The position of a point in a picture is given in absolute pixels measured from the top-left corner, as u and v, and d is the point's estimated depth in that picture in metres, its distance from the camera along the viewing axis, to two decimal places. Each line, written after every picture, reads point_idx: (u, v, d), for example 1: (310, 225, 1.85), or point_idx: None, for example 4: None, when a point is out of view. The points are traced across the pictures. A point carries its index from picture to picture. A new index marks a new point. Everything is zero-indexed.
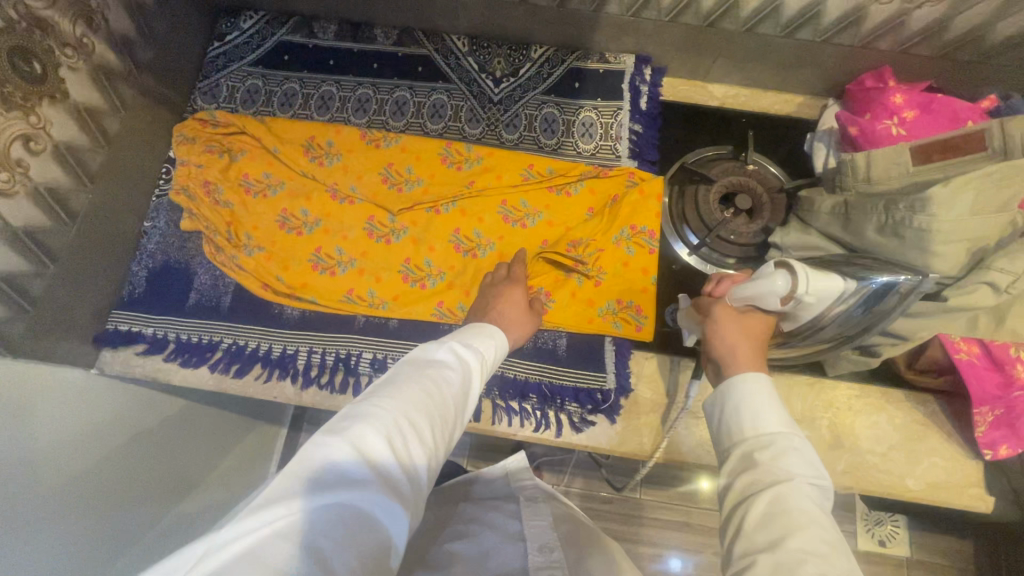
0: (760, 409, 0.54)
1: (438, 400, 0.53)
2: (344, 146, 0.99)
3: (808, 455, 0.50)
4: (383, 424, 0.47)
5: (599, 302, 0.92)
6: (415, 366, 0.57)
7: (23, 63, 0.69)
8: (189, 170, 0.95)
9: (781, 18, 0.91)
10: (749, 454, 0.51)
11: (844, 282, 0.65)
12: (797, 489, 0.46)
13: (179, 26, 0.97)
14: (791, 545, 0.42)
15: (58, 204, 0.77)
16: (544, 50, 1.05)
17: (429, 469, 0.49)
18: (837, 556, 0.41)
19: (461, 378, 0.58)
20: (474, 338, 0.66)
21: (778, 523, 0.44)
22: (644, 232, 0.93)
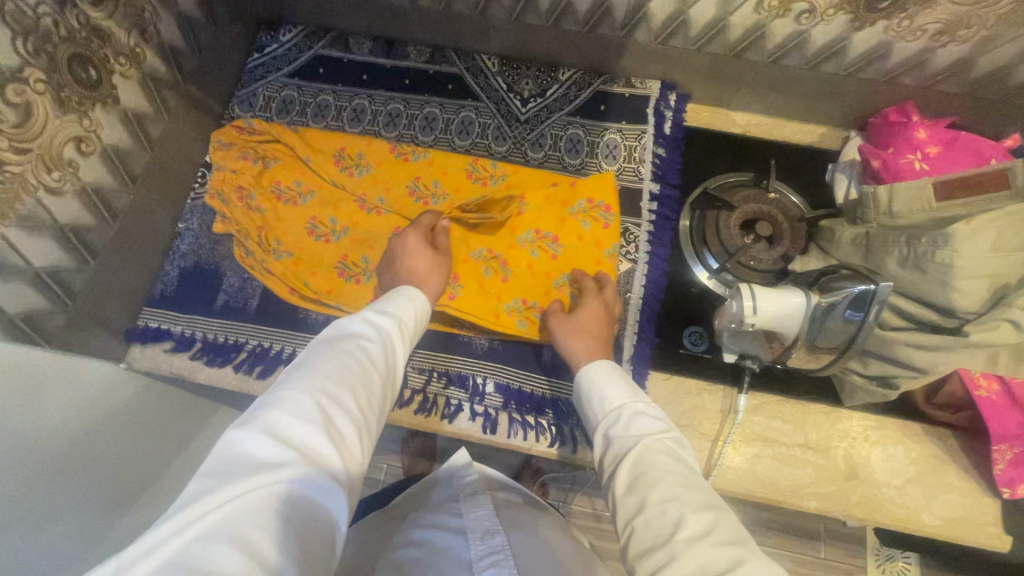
0: (613, 396, 0.72)
1: (353, 373, 0.61)
2: (375, 158, 1.02)
3: (657, 419, 0.68)
4: (303, 409, 0.54)
5: (507, 298, 0.94)
6: (328, 345, 0.64)
7: (82, 70, 0.73)
8: (223, 176, 0.97)
9: (807, 51, 0.92)
10: (612, 438, 0.68)
11: (802, 300, 0.70)
12: (652, 448, 0.63)
13: (223, 37, 1.01)
14: (654, 496, 0.57)
15: (101, 203, 0.80)
16: (571, 73, 1.07)
17: (356, 433, 0.57)
18: (691, 490, 0.57)
19: (377, 349, 0.67)
20: (390, 310, 0.74)
21: (641, 477, 0.60)
22: (548, 235, 0.97)
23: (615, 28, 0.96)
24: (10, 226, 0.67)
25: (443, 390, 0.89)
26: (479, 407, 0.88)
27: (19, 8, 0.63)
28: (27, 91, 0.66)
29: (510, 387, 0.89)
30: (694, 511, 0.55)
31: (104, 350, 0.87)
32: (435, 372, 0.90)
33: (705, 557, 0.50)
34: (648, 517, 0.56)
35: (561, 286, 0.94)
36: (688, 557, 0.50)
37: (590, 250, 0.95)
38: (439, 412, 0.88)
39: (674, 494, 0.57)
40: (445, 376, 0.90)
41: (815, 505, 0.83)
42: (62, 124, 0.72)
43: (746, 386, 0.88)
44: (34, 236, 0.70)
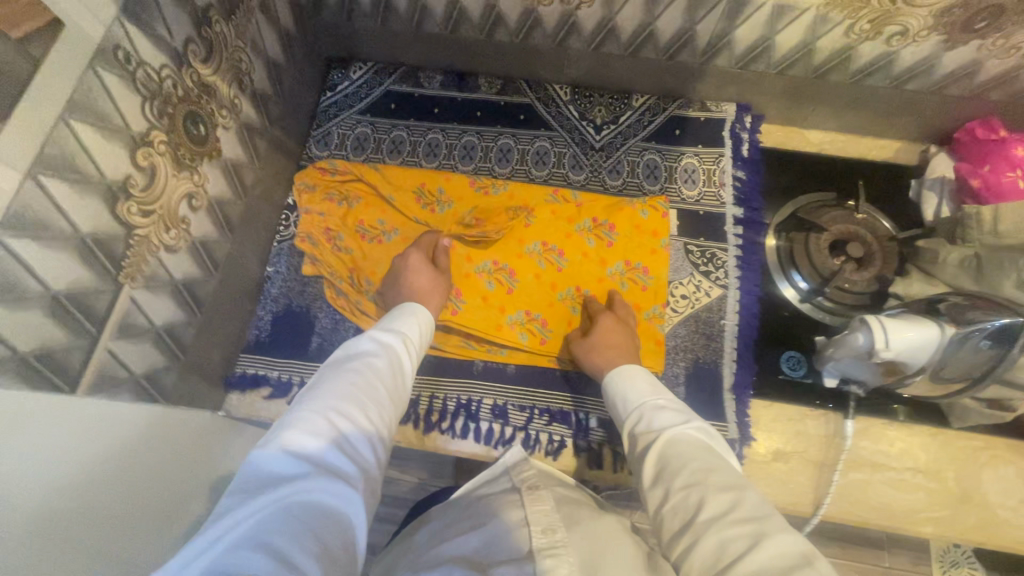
0: (637, 394, 0.75)
1: (360, 389, 0.64)
2: (455, 192, 1.02)
3: (680, 414, 0.69)
4: (313, 425, 0.57)
5: (509, 311, 0.95)
6: (337, 367, 0.67)
7: (194, 127, 0.73)
8: (311, 218, 0.97)
9: (893, 71, 0.92)
10: (636, 436, 0.70)
11: (937, 333, 0.69)
12: (673, 440, 0.65)
13: (300, 78, 1.01)
14: (676, 484, 0.59)
15: (206, 256, 0.80)
16: (645, 99, 1.07)
17: (366, 444, 0.60)
18: (715, 475, 0.58)
19: (383, 365, 0.70)
20: (395, 326, 0.77)
21: (665, 468, 0.62)
22: (553, 249, 0.97)
23: (696, 55, 0.96)
24: (135, 287, 0.67)
25: (545, 428, 0.89)
26: (582, 442, 0.88)
27: (146, 74, 0.63)
28: (151, 154, 0.66)
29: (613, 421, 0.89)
30: (719, 494, 0.56)
31: (205, 399, 0.87)
32: (536, 409, 0.90)
33: (723, 537, 0.51)
34: (675, 504, 0.58)
35: (567, 299, 0.95)
36: (710, 537, 0.51)
37: (593, 267, 0.96)
38: (543, 449, 0.88)
39: (697, 480, 0.58)
40: (546, 413, 0.90)
41: (931, 530, 0.82)
42: (177, 182, 0.72)
43: (851, 413, 0.88)
44: (153, 295, 0.70)
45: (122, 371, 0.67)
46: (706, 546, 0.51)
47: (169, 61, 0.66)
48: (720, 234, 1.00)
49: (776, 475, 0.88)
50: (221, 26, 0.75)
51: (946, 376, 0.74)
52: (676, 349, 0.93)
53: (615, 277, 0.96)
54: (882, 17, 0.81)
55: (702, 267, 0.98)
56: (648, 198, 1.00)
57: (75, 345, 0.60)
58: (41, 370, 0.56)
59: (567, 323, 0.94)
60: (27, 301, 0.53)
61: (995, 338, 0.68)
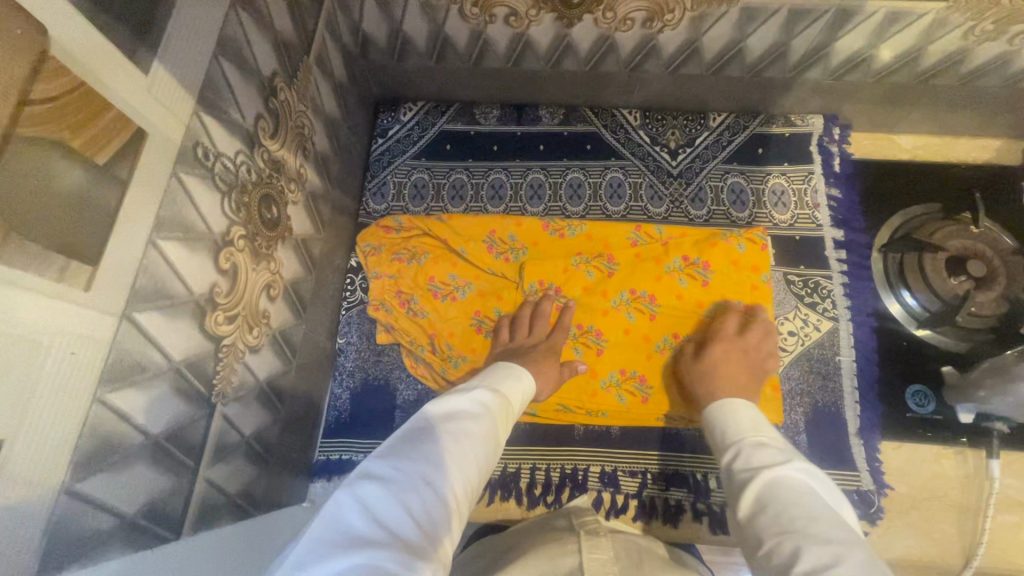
0: (737, 429, 0.64)
1: (455, 459, 0.54)
2: (529, 238, 0.93)
3: (783, 452, 0.58)
4: (399, 486, 0.49)
5: (602, 373, 0.85)
6: (436, 423, 0.58)
7: (267, 211, 0.65)
8: (382, 283, 0.90)
9: (1008, 71, 0.84)
10: (729, 472, 0.60)
11: None
12: (771, 482, 0.54)
13: (353, 129, 0.93)
14: (772, 531, 0.49)
15: (285, 344, 0.73)
16: (722, 117, 0.99)
17: (450, 527, 0.49)
18: (814, 523, 0.48)
19: (480, 428, 0.60)
20: (496, 384, 0.67)
21: (760, 512, 0.52)
22: (645, 296, 0.88)
23: (785, 70, 0.88)
24: (226, 403, 0.60)
25: (662, 493, 0.82)
26: (704, 505, 0.81)
27: (224, 166, 0.55)
28: (232, 254, 0.58)
29: None
30: (817, 545, 0.46)
31: (292, 494, 0.79)
32: (649, 473, 0.83)
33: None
34: (770, 552, 0.48)
35: (665, 350, 0.85)
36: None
37: (689, 311, 0.87)
38: (662, 516, 0.81)
39: (796, 529, 0.48)
40: (661, 477, 0.82)
41: None
42: (257, 275, 0.64)
43: (995, 450, 0.80)
44: (241, 403, 0.63)
45: (221, 497, 0.60)
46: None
47: (243, 144, 0.59)
48: (821, 260, 0.92)
49: (916, 524, 0.81)
50: (286, 93, 0.67)
51: None
52: (793, 393, 0.85)
53: (716, 319, 0.87)
54: (1007, 19, 0.73)
55: (808, 299, 0.90)
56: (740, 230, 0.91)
57: (178, 485, 0.53)
58: (149, 526, 0.49)
59: (669, 377, 0.84)
60: (131, 455, 0.46)
61: None
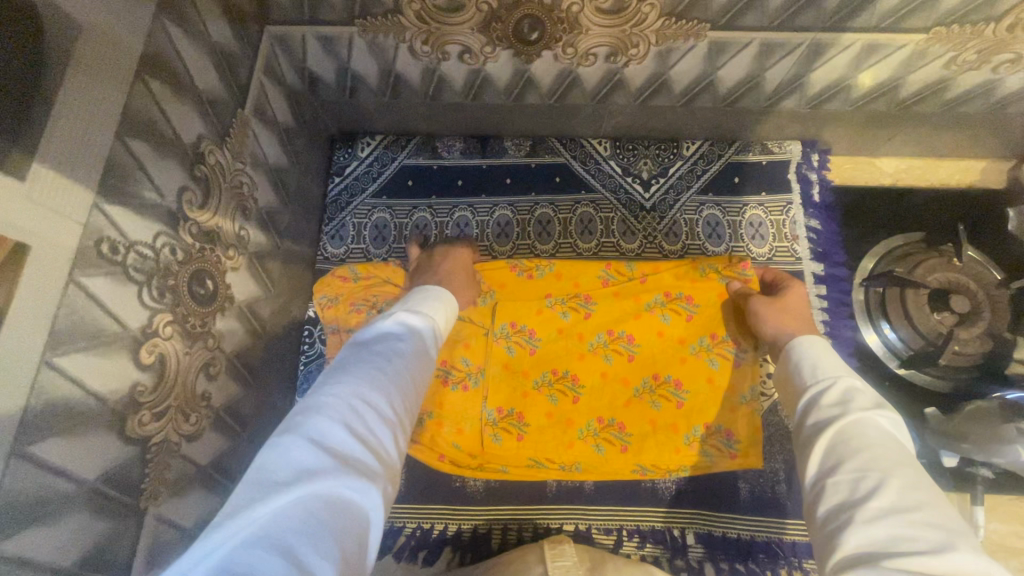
0: (815, 364, 0.57)
1: (391, 375, 0.50)
2: (496, 280, 0.82)
3: (867, 395, 0.52)
4: (335, 410, 0.43)
5: (579, 422, 0.77)
6: (362, 349, 0.53)
7: (200, 286, 0.60)
8: (340, 338, 0.80)
9: (993, 97, 0.80)
10: (805, 404, 0.54)
11: None
12: (863, 423, 0.48)
13: (304, 172, 0.88)
14: (853, 466, 0.45)
15: (232, 419, 0.69)
16: (696, 146, 0.94)
17: (397, 441, 0.47)
18: (906, 470, 0.43)
19: (418, 349, 0.56)
20: (423, 306, 0.62)
21: (842, 445, 0.47)
22: (623, 337, 0.78)
23: (760, 99, 0.83)
24: (160, 503, 0.55)
25: (638, 550, 0.79)
26: (682, 562, 0.78)
27: (139, 255, 0.50)
28: (158, 344, 0.53)
29: (713, 536, 0.79)
30: (901, 488, 0.42)
31: None
32: (625, 531, 0.79)
33: (893, 532, 0.39)
34: (843, 483, 0.45)
35: (643, 395, 0.77)
36: (879, 530, 0.40)
37: (670, 352, 0.77)
38: None
39: (876, 467, 0.44)
40: (637, 534, 0.79)
41: None
42: (191, 357, 0.59)
43: (980, 496, 0.77)
44: (179, 499, 0.59)
45: None
46: (864, 540, 0.40)
47: (165, 225, 0.54)
48: None
49: None
50: (217, 155, 0.62)
51: None
52: (772, 440, 0.82)
53: (700, 355, 0.77)
54: (991, 48, 0.69)
55: None
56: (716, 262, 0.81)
57: None
58: None
59: (648, 424, 0.76)
60: None
61: None
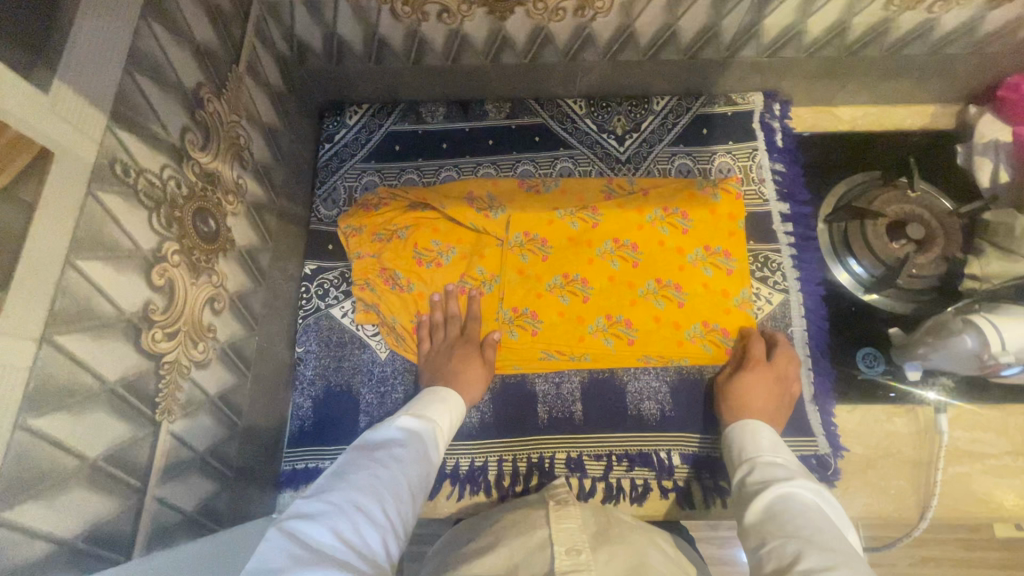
0: (755, 446, 0.69)
1: (385, 485, 0.57)
2: (505, 196, 0.95)
3: (791, 471, 0.62)
4: (331, 516, 0.52)
5: (589, 319, 0.89)
6: (363, 456, 0.61)
7: (204, 224, 0.64)
8: (364, 263, 0.91)
9: (932, 38, 0.87)
10: (746, 486, 0.64)
11: None
12: (780, 494, 0.58)
13: (295, 137, 0.92)
14: (778, 535, 0.53)
15: (237, 357, 0.73)
16: (665, 100, 1.00)
17: (386, 544, 0.53)
18: (820, 532, 0.51)
19: (412, 456, 0.63)
20: (422, 411, 0.71)
21: (771, 519, 0.56)
22: (626, 245, 0.91)
23: (720, 50, 0.89)
24: (174, 420, 0.59)
25: (627, 474, 0.83)
26: (668, 482, 0.83)
27: (148, 182, 0.55)
28: (167, 269, 0.57)
29: (697, 455, 0.83)
30: (819, 550, 0.49)
31: (257, 507, 0.79)
32: (614, 456, 0.84)
33: None
34: (773, 550, 0.52)
35: (648, 295, 0.89)
36: None
37: (670, 256, 0.91)
38: (628, 496, 0.82)
39: (798, 534, 0.51)
40: (626, 458, 0.84)
41: None
42: (197, 289, 0.63)
43: (942, 405, 0.81)
44: (191, 422, 0.62)
45: (175, 515, 0.60)
46: None
47: (170, 159, 0.58)
48: (770, 233, 0.93)
49: (875, 480, 0.83)
50: (214, 104, 0.67)
51: None
52: None
53: (696, 263, 0.90)
54: None
55: (758, 273, 0.91)
56: (715, 182, 0.95)
57: (122, 508, 0.52)
58: (92, 550, 0.48)
59: (653, 321, 0.88)
60: (64, 479, 0.45)
61: None
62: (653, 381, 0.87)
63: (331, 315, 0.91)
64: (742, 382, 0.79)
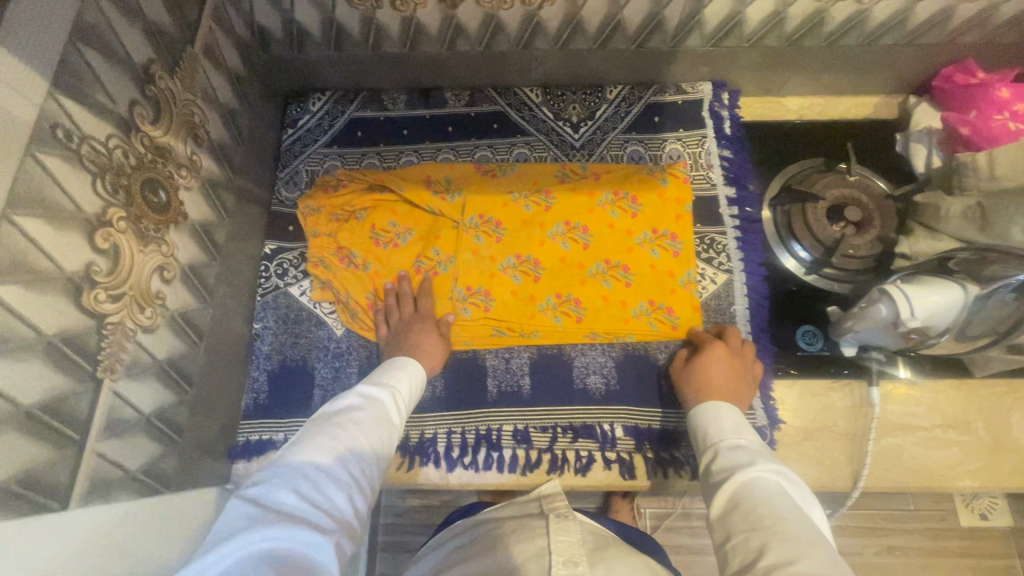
0: (717, 428, 0.72)
1: (342, 445, 0.61)
2: (463, 180, 0.98)
3: (752, 455, 0.65)
4: (290, 479, 0.56)
5: (540, 298, 0.91)
6: (323, 421, 0.65)
7: (153, 195, 0.67)
8: (321, 240, 0.94)
9: (866, 28, 0.91)
10: (713, 472, 0.67)
11: (957, 290, 0.67)
12: (742, 483, 0.61)
13: (257, 120, 0.95)
14: (741, 529, 0.56)
15: (189, 327, 0.75)
16: (618, 90, 1.04)
17: (346, 496, 0.57)
18: (783, 520, 0.54)
19: (370, 417, 0.67)
20: (381, 379, 0.75)
21: (736, 510, 0.59)
22: (578, 227, 0.94)
23: (665, 39, 0.93)
24: (117, 380, 0.61)
25: (571, 446, 0.86)
26: (612, 454, 0.85)
27: (93, 149, 0.57)
28: (112, 234, 0.60)
29: (640, 428, 0.86)
30: (780, 541, 0.52)
31: (209, 476, 0.81)
32: (559, 428, 0.86)
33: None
34: (738, 544, 0.55)
35: (597, 275, 0.92)
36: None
37: (619, 239, 0.94)
38: (572, 467, 0.84)
39: (761, 526, 0.54)
40: (570, 430, 0.86)
41: (970, 482, 0.83)
42: (146, 257, 0.66)
43: (876, 378, 0.85)
44: (136, 383, 0.65)
45: (117, 472, 0.62)
46: None
47: (117, 129, 0.61)
48: (715, 216, 0.97)
49: (812, 453, 0.86)
50: (167, 81, 0.70)
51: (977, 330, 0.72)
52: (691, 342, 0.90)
53: (645, 245, 0.94)
54: None
55: (704, 255, 0.95)
56: (662, 168, 0.98)
57: (59, 457, 0.54)
58: (27, 493, 0.50)
59: (601, 299, 0.91)
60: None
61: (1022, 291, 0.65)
62: (600, 356, 0.89)
63: (289, 293, 0.93)
64: (701, 362, 0.81)
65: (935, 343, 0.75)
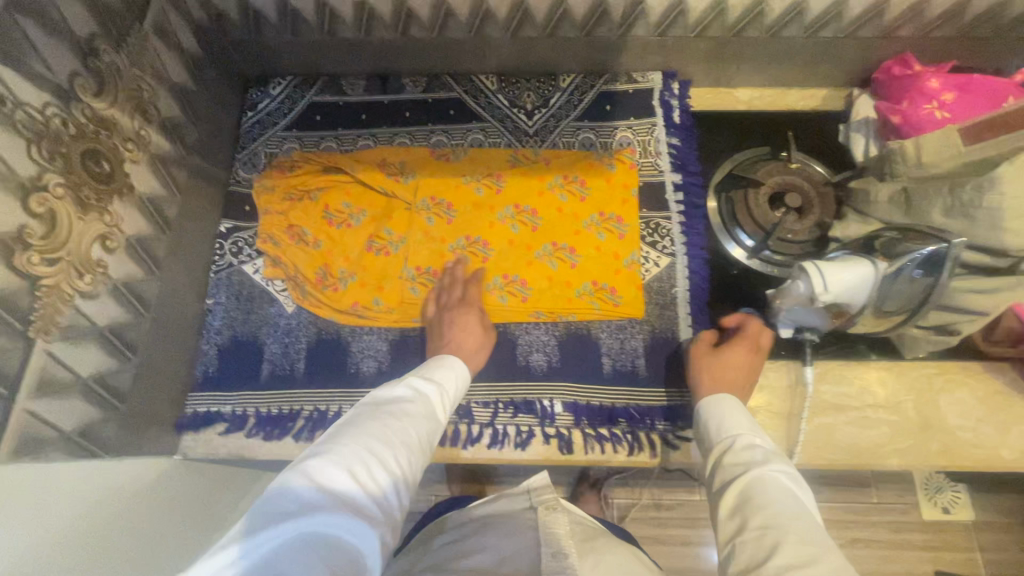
0: (729, 422, 0.71)
1: (396, 436, 0.60)
2: (417, 163, 1.00)
3: (764, 452, 0.65)
4: (345, 460, 0.55)
5: (487, 278, 0.94)
6: (374, 408, 0.64)
7: (95, 165, 0.69)
8: (272, 218, 0.96)
9: (805, 21, 0.94)
10: (722, 463, 0.67)
11: (868, 266, 0.72)
12: (755, 478, 0.61)
13: (214, 101, 0.97)
14: (754, 523, 0.56)
15: (134, 297, 0.77)
16: (572, 78, 1.06)
17: (396, 489, 0.57)
18: (797, 521, 0.55)
19: (417, 411, 0.66)
20: (428, 372, 0.74)
21: (746, 505, 0.59)
22: (527, 210, 0.97)
23: (611, 28, 0.96)
24: (51, 342, 0.63)
25: (512, 421, 0.88)
26: (551, 429, 0.87)
27: (28, 115, 0.60)
28: (48, 199, 0.62)
29: (578, 403, 0.88)
30: (796, 542, 0.52)
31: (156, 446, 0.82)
32: (500, 403, 0.88)
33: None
34: (749, 540, 0.55)
35: (544, 257, 0.94)
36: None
37: (567, 222, 0.96)
38: (512, 442, 0.86)
39: (772, 524, 0.55)
40: (511, 405, 0.88)
41: (898, 462, 0.84)
42: (86, 225, 0.68)
43: (808, 357, 0.88)
44: (72, 346, 0.67)
45: (50, 431, 0.64)
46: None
47: (55, 98, 0.63)
48: (662, 202, 0.99)
49: None
50: (112, 55, 0.72)
51: (892, 306, 0.76)
52: (633, 322, 0.92)
53: (591, 228, 0.96)
54: None
55: (648, 238, 0.97)
56: (610, 154, 1.01)
57: None
58: None
59: (546, 280, 0.93)
60: None
61: (925, 264, 0.71)
62: (543, 334, 0.92)
63: (242, 271, 0.95)
64: (725, 355, 0.82)
65: (856, 321, 0.79)
